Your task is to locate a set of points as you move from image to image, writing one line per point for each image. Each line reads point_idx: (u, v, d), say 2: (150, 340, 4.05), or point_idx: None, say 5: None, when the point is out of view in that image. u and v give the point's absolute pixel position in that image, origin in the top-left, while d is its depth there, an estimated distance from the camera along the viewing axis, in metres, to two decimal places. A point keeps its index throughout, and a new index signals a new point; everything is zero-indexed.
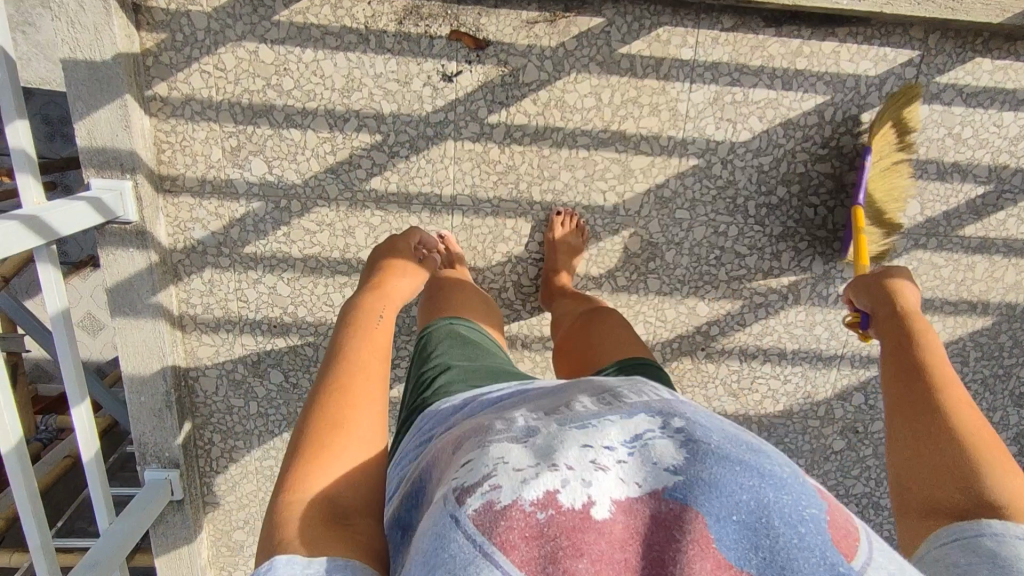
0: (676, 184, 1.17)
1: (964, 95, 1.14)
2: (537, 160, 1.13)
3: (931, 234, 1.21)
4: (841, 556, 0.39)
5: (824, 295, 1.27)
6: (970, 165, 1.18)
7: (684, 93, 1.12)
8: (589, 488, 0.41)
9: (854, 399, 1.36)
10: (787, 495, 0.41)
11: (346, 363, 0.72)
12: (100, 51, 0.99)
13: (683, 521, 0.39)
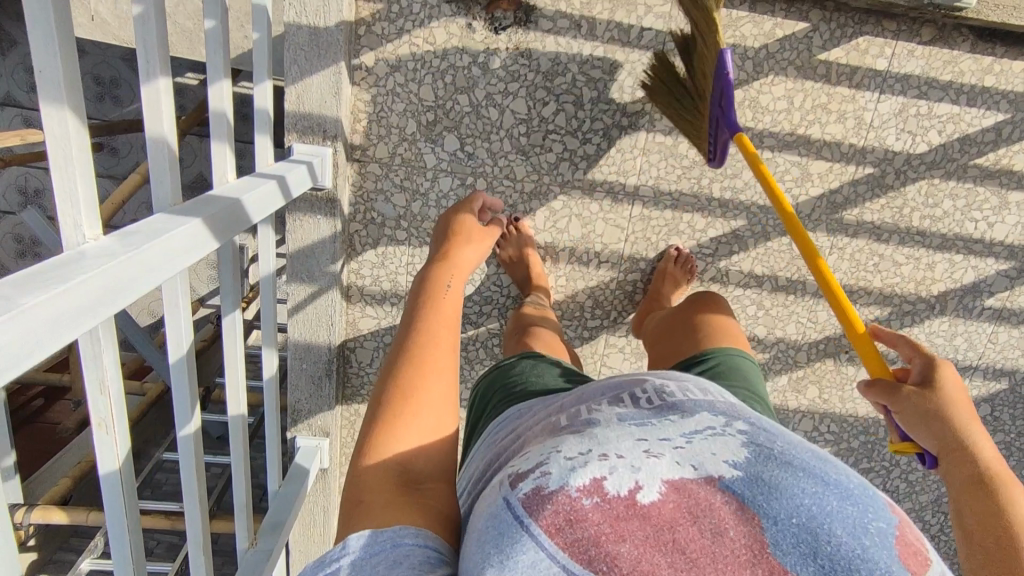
0: (849, 190, 1.20)
1: None
2: (722, 157, 1.15)
3: None
4: (903, 568, 0.41)
5: (969, 308, 1.31)
6: None
7: (872, 102, 1.14)
8: (636, 474, 0.46)
9: (979, 409, 1.41)
10: (851, 506, 0.45)
11: (409, 327, 0.72)
12: (326, 16, 0.97)
13: (741, 514, 0.43)
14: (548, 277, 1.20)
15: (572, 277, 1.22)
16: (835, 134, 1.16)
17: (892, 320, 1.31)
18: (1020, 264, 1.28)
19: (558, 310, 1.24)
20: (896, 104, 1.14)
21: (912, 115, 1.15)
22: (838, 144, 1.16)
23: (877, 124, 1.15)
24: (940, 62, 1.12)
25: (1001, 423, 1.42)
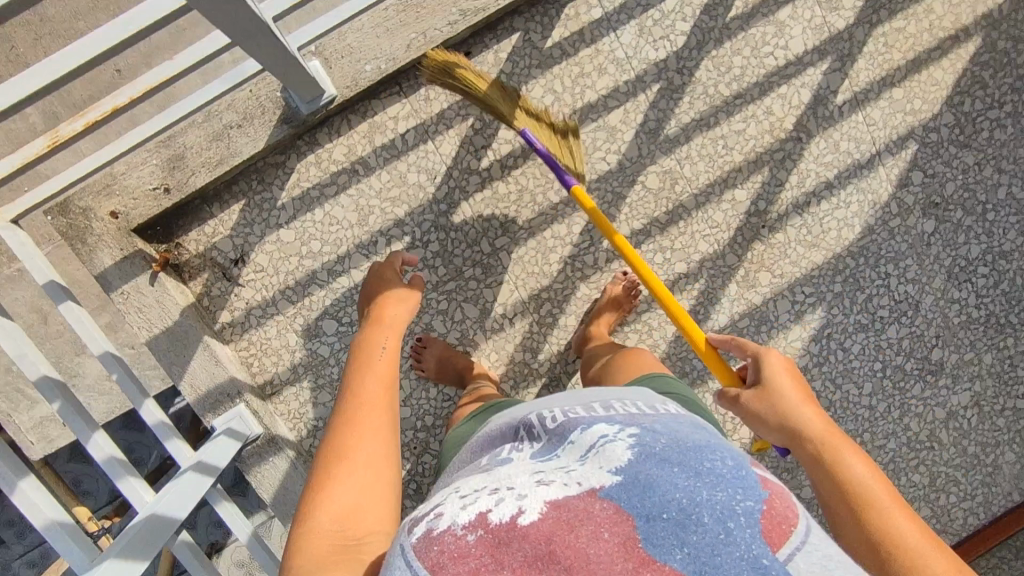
0: (655, 112, 1.26)
1: None
2: (538, 168, 1.20)
3: (876, 8, 1.36)
4: (765, 549, 0.53)
5: (827, 116, 1.36)
6: None
7: (614, 41, 1.23)
8: (520, 502, 0.58)
9: (913, 179, 1.43)
10: (719, 494, 0.58)
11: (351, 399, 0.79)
12: (169, 315, 1.06)
13: (616, 520, 0.56)
14: (480, 362, 1.22)
15: (501, 346, 1.24)
16: (608, 85, 1.23)
17: (777, 174, 1.34)
18: (836, 54, 1.35)
19: (512, 377, 1.24)
20: (634, 29, 1.23)
21: (652, 25, 1.24)
22: (617, 90, 1.24)
23: (632, 53, 1.23)
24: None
25: (937, 176, 1.44)
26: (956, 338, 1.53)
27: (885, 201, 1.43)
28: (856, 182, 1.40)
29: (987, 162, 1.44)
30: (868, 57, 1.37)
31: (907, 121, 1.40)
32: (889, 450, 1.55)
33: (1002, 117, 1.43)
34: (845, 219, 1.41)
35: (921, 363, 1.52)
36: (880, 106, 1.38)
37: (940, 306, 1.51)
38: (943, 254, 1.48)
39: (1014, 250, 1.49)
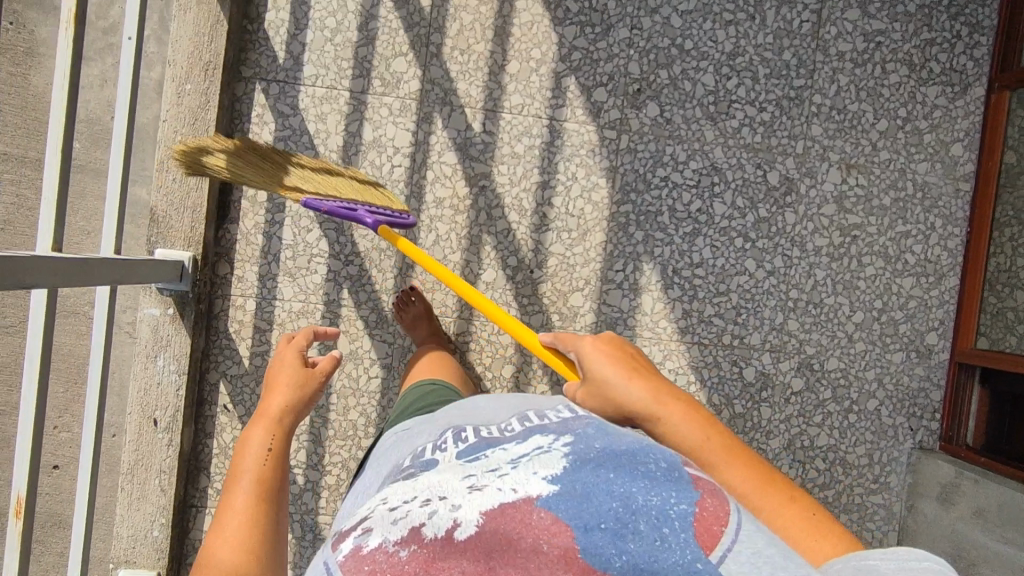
0: (366, 307, 1.26)
1: (295, 29, 1.24)
2: (337, 438, 1.27)
3: (429, 36, 1.27)
4: (699, 553, 0.53)
5: (484, 150, 1.30)
6: (362, 10, 1.25)
7: (284, 303, 1.24)
8: (455, 514, 0.59)
9: (601, 98, 1.33)
10: (654, 498, 0.59)
11: (258, 479, 0.88)
12: None
13: (555, 531, 0.56)
14: None
15: None
16: (316, 333, 1.25)
17: (498, 232, 1.30)
18: (439, 105, 1.28)
19: None
20: (286, 279, 1.24)
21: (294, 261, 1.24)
22: (325, 328, 1.25)
23: (304, 294, 1.24)
24: (246, 246, 1.23)
25: (613, 78, 1.34)
26: (774, 150, 1.41)
27: (599, 142, 1.34)
28: (561, 159, 1.32)
29: (640, 17, 1.35)
30: (462, 74, 1.29)
31: (545, 74, 1.31)
32: (822, 277, 1.44)
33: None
34: (585, 190, 1.33)
35: (770, 200, 1.41)
36: (512, 94, 1.30)
37: (732, 150, 1.39)
38: (689, 110, 1.37)
39: (737, 44, 1.38)
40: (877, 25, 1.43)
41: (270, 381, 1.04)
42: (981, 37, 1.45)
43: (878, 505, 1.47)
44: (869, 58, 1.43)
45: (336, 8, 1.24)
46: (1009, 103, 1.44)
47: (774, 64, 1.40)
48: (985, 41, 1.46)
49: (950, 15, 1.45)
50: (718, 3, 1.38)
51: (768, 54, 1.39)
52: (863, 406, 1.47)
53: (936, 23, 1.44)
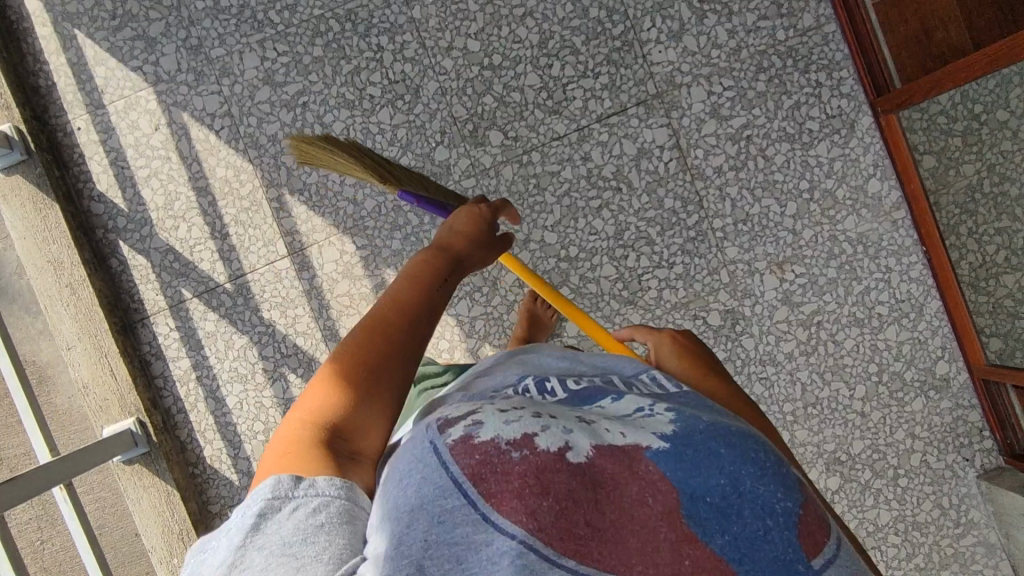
0: None
1: (233, 451, 1.30)
2: None
3: None
4: (800, 554, 0.48)
5: None
6: (277, 401, 1.30)
7: None
8: (567, 438, 0.54)
9: None
10: (761, 487, 0.51)
11: (395, 296, 0.69)
12: None
13: (662, 487, 0.51)
14: None
15: None
16: None
17: None
18: None
19: None
20: None
21: None
22: None
23: None
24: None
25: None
26: (704, 294, 1.38)
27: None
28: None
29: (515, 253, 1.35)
30: None
31: (461, 356, 1.34)
32: (806, 377, 1.41)
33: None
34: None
35: (721, 341, 1.39)
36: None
37: (663, 317, 1.37)
38: (605, 306, 1.36)
39: (618, 221, 1.36)
40: (738, 122, 1.37)
41: (460, 231, 0.90)
42: (842, 71, 1.38)
43: (973, 547, 1.43)
44: (745, 157, 1.38)
45: (254, 409, 1.30)
46: (899, 120, 1.35)
47: (660, 218, 1.36)
48: (847, 74, 1.39)
49: (799, 70, 1.38)
50: (579, 196, 1.35)
51: (650, 213, 1.36)
52: (909, 467, 1.43)
53: (791, 84, 1.38)
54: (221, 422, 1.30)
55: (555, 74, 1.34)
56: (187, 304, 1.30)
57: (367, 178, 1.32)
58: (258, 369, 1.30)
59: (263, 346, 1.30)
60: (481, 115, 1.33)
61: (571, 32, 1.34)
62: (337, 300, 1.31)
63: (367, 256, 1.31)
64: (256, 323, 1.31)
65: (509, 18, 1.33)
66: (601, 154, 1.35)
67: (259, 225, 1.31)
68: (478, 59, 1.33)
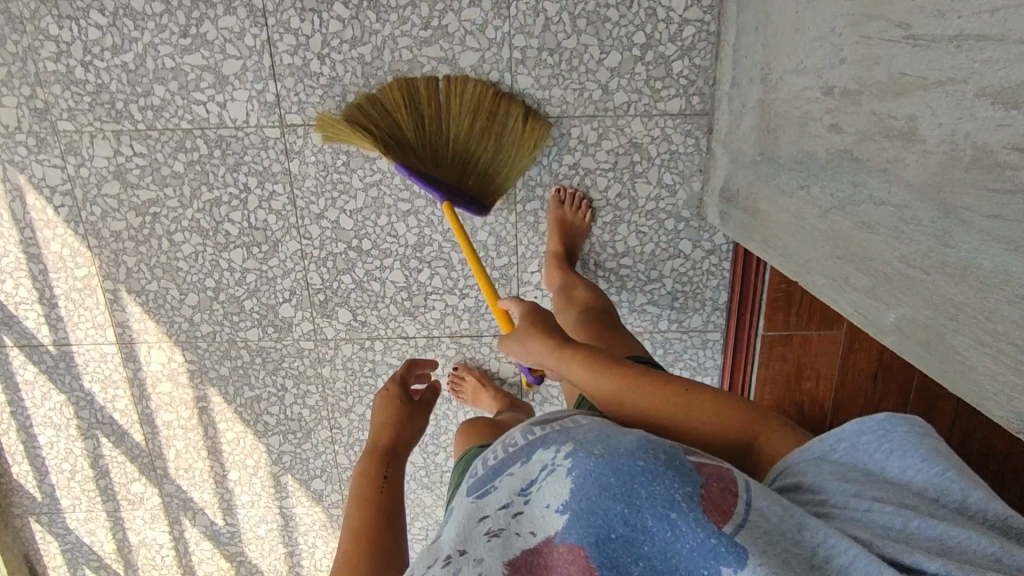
0: None
1: (38, 480, 1.41)
2: None
3: (153, 462, 1.40)
4: (710, 528, 0.59)
5: (226, 538, 1.47)
6: (88, 455, 1.39)
7: None
8: (483, 565, 0.63)
9: (318, 488, 1.43)
10: (659, 487, 0.62)
11: (353, 530, 0.96)
12: None
13: (574, 557, 0.61)
14: None
15: None
16: None
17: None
18: (177, 511, 1.45)
19: None
20: None
21: None
22: None
23: None
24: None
25: (326, 469, 1.41)
26: None
27: (329, 517, 1.45)
28: (300, 533, 1.47)
29: (336, 416, 1.37)
30: (194, 484, 1.42)
31: (263, 475, 1.41)
32: None
33: (299, 391, 1.35)
34: (329, 552, 1.49)
35: None
36: (241, 494, 1.43)
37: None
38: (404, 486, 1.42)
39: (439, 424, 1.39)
40: None
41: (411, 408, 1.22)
42: (705, 376, 1.36)
43: None
44: None
45: (65, 452, 1.39)
46: None
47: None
48: (711, 380, 1.36)
49: (664, 360, 1.36)
50: None
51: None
52: None
53: None
54: (31, 451, 1.38)
55: (422, 279, 1.26)
56: (7, 350, 1.31)
57: (207, 305, 1.28)
58: (70, 426, 1.37)
59: (80, 408, 1.36)
60: (335, 290, 1.26)
61: (452, 247, 1.24)
62: (158, 394, 1.35)
63: (194, 369, 1.33)
64: (76, 388, 1.34)
65: (391, 210, 1.22)
66: (443, 365, 1.33)
67: (89, 307, 1.28)
68: (348, 237, 1.23)
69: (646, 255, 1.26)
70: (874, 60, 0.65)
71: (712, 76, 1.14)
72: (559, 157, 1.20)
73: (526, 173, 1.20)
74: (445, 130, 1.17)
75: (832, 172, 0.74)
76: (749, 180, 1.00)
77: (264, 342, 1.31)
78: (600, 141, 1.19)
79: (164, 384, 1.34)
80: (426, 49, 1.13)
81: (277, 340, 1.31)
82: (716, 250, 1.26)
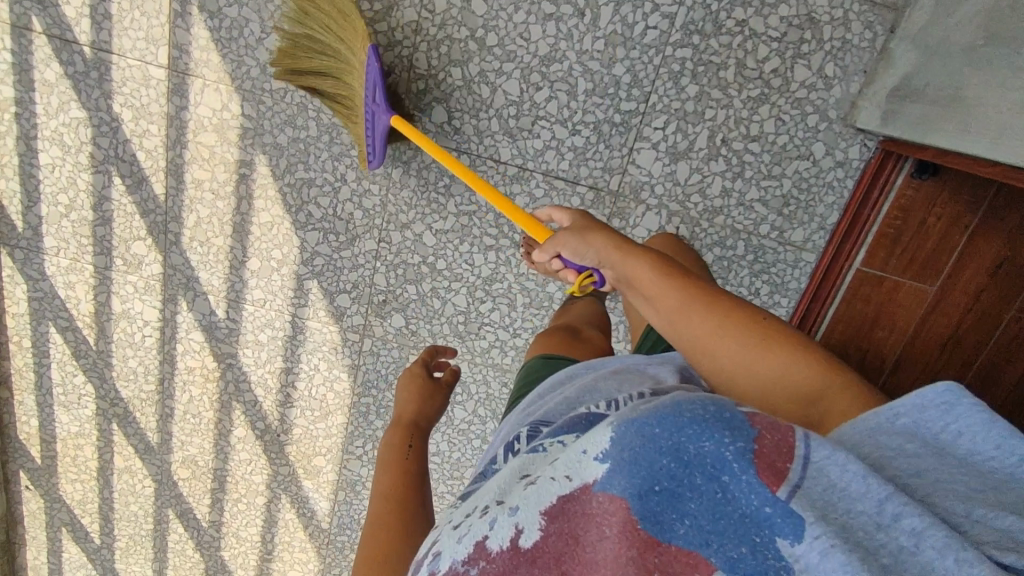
0: (120, 454, 1.39)
1: (24, 208, 1.20)
2: (101, 545, 1.47)
3: (164, 224, 1.21)
4: (765, 494, 0.36)
5: (220, 335, 1.29)
6: (92, 194, 1.19)
7: (48, 443, 1.38)
8: (515, 517, 0.43)
9: (343, 305, 1.27)
10: (707, 441, 0.38)
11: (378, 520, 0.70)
12: None
13: (614, 510, 0.39)
14: None
15: None
16: (82, 471, 1.40)
17: (230, 409, 1.35)
18: (173, 290, 1.26)
19: None
20: (47, 425, 1.36)
21: (50, 408, 1.35)
22: (86, 467, 1.40)
23: (66, 435, 1.37)
24: (20, 380, 1.33)
25: (358, 286, 1.25)
26: None
27: (342, 342, 1.30)
28: (304, 351, 1.30)
29: (388, 229, 1.21)
30: (203, 264, 1.24)
31: (286, 274, 1.25)
32: None
33: (358, 188, 1.18)
34: (327, 380, 1.32)
35: None
36: (253, 289, 1.26)
37: (478, 366, 1.30)
38: (435, 330, 1.28)
39: (495, 270, 1.22)
40: None
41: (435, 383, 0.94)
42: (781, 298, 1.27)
43: None
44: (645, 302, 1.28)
45: (65, 183, 1.18)
46: None
47: (535, 294, 1.24)
48: (784, 301, 1.28)
49: (750, 270, 1.26)
50: (477, 226, 1.20)
51: (528, 284, 1.23)
52: None
53: (733, 275, 1.26)
54: (25, 170, 1.17)
55: (537, 99, 1.13)
56: (32, 36, 1.09)
57: (288, 55, 1.11)
58: (81, 153, 1.16)
59: (98, 135, 1.15)
60: (440, 81, 1.12)
61: (582, 71, 1.11)
62: (196, 145, 1.16)
63: (248, 128, 1.15)
64: (101, 109, 1.14)
65: (533, 8, 1.08)
66: (524, 204, 1.19)
67: (149, 14, 1.08)
68: (473, 24, 1.09)
69: (777, 148, 1.17)
70: None
71: None
72: (730, 7, 1.10)
73: (690, 12, 1.09)
74: None
75: None
76: (947, 69, 0.93)
77: (339, 118, 1.14)
78: (778, 3, 1.09)
79: (207, 135, 1.15)
80: None
81: (355, 120, 1.14)
82: (844, 163, 1.18)
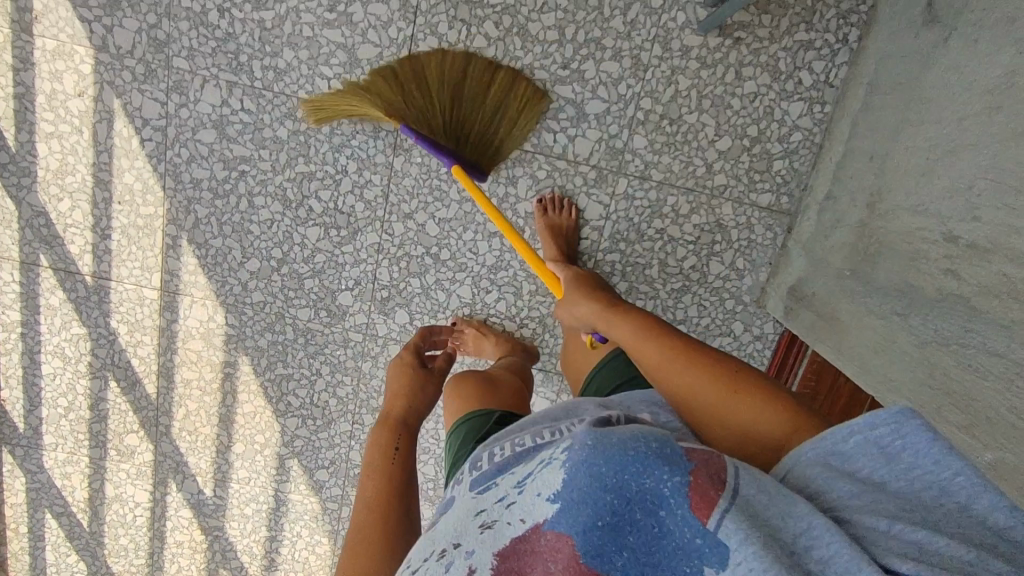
0: None
1: (25, 412, 1.32)
2: None
3: (155, 418, 1.33)
4: (695, 525, 0.47)
5: (208, 511, 1.39)
6: (90, 395, 1.32)
7: None
8: (470, 557, 0.53)
9: (319, 483, 1.37)
10: (649, 480, 0.50)
11: (363, 522, 0.77)
12: None
13: (559, 546, 0.50)
14: None
15: None
16: None
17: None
18: (164, 475, 1.36)
19: None
20: None
21: None
22: None
23: None
24: (18, 561, 1.43)
25: (335, 462, 1.35)
26: None
27: (323, 509, 1.38)
28: (286, 521, 1.39)
29: (361, 412, 1.32)
30: (194, 449, 1.35)
31: (268, 455, 1.35)
32: None
33: (332, 379, 1.31)
34: (309, 545, 1.41)
35: None
36: (239, 468, 1.36)
37: None
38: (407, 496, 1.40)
39: None
40: None
41: (426, 374, 1.02)
42: None
43: None
44: None
45: (66, 388, 1.31)
46: None
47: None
48: None
49: None
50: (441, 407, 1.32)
51: None
52: None
53: None
54: (29, 379, 1.30)
55: (488, 300, 1.26)
56: (38, 270, 1.24)
57: (266, 274, 1.25)
58: (80, 362, 1.29)
59: (96, 346, 1.29)
60: (400, 289, 1.25)
61: (527, 276, 1.25)
62: (185, 349, 1.29)
63: (232, 334, 1.28)
64: (100, 325, 1.27)
65: (479, 226, 1.22)
66: None
67: (143, 247, 1.23)
68: (429, 243, 1.23)
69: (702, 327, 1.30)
70: (1015, 231, 0.74)
71: (806, 181, 1.21)
72: (649, 218, 1.23)
73: (615, 225, 1.24)
74: (552, 167, 1.20)
75: (937, 308, 0.84)
76: (828, 288, 1.08)
77: (312, 323, 1.27)
78: (690, 214, 1.23)
79: (194, 343, 1.29)
80: (558, 87, 1.17)
81: (327, 324, 1.27)
82: (765, 338, 1.31)
